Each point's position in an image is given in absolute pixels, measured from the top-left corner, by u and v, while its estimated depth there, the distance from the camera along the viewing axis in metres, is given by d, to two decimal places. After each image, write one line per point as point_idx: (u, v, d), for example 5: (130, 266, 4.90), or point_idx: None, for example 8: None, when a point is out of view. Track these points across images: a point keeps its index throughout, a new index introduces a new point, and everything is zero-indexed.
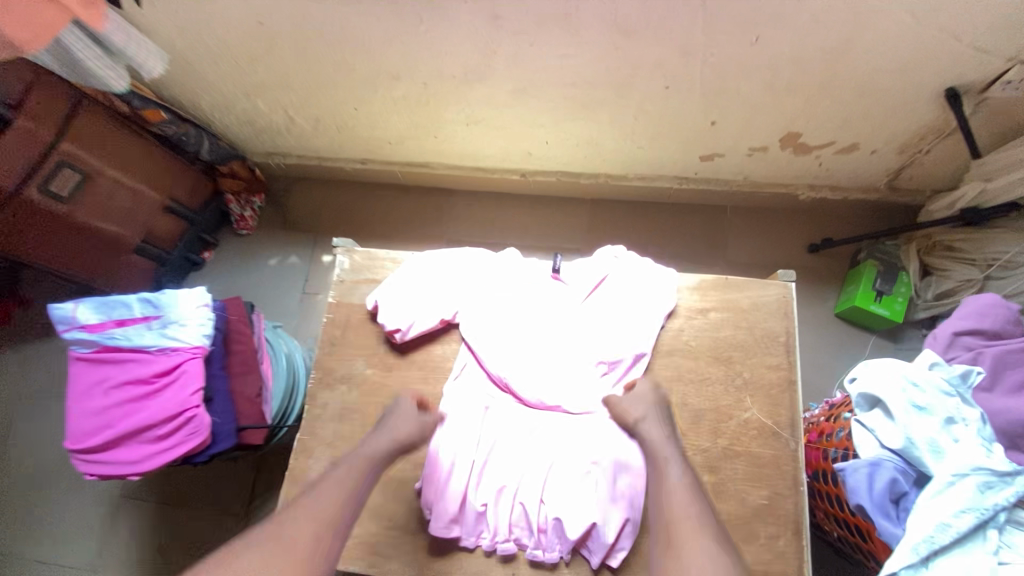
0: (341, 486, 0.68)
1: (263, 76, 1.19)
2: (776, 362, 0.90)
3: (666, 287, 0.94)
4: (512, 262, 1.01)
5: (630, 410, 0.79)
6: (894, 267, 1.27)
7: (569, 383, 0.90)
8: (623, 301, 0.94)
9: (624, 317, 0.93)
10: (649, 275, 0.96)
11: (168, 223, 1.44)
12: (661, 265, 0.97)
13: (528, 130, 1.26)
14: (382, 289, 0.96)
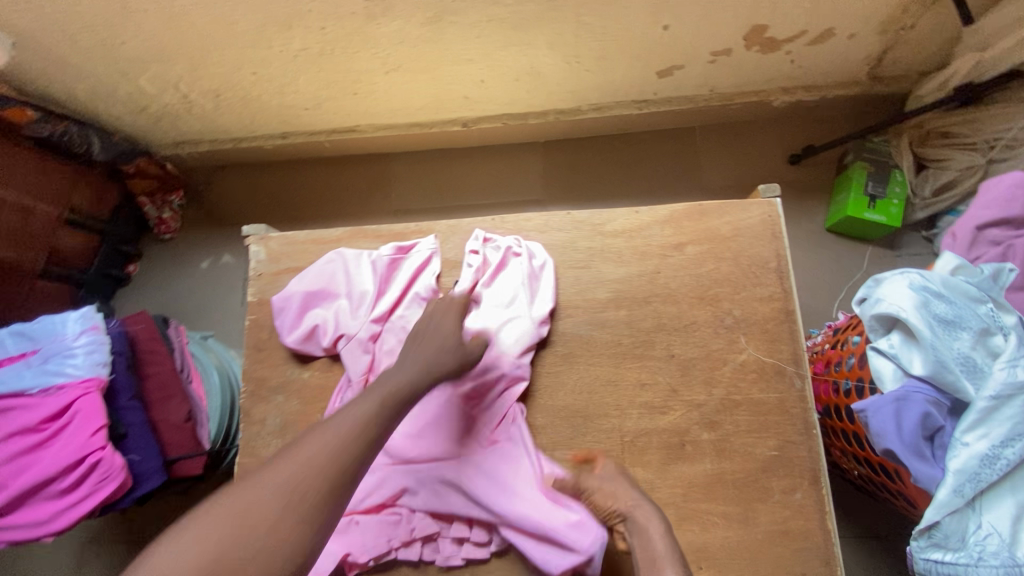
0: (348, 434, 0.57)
1: (134, 48, 1.01)
2: (769, 292, 0.78)
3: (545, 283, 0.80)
4: (368, 269, 0.82)
5: (613, 489, 0.67)
6: (885, 166, 1.14)
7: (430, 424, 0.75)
8: (499, 305, 0.80)
9: (502, 327, 0.78)
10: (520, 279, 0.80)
11: (75, 239, 1.26)
12: (537, 249, 0.82)
13: (457, 69, 1.09)
14: (283, 297, 0.81)
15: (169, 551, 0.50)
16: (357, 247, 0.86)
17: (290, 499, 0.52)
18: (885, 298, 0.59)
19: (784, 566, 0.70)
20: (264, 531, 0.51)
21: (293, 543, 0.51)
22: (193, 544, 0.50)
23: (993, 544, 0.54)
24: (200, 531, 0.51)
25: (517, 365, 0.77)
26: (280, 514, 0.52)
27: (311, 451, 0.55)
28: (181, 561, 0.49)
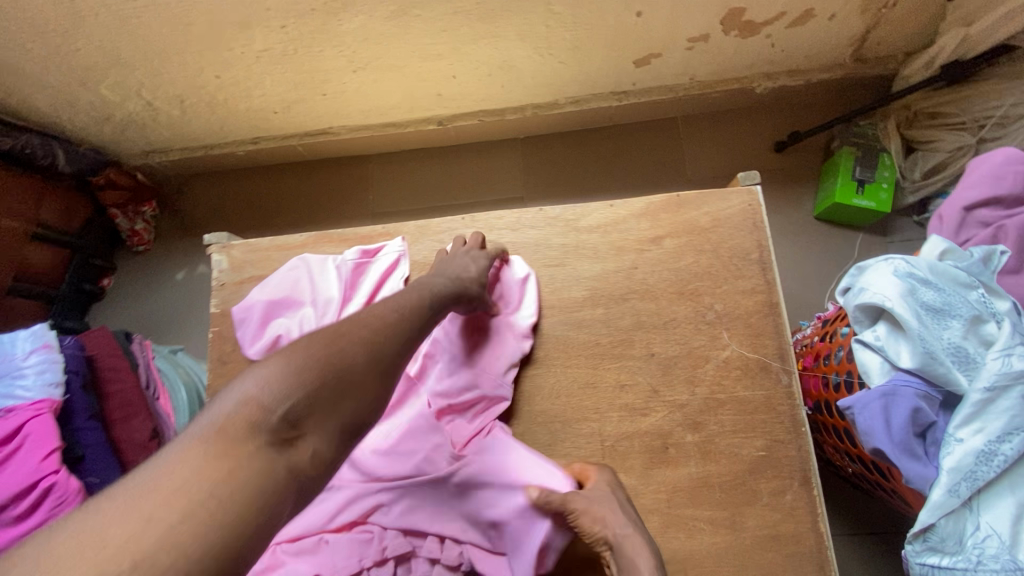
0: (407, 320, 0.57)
1: (89, 54, 0.97)
2: (752, 285, 0.74)
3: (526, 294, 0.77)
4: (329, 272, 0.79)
5: (603, 514, 0.62)
6: (873, 149, 1.10)
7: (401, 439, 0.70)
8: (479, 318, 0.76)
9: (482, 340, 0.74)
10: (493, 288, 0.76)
11: (44, 253, 1.22)
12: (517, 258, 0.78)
13: (427, 65, 1.06)
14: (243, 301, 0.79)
15: (256, 379, 0.47)
16: (323, 252, 0.83)
17: (371, 349, 0.52)
18: (869, 287, 0.56)
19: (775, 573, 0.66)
20: (352, 370, 0.49)
21: (378, 384, 0.51)
22: (290, 372, 0.47)
23: (992, 547, 0.50)
24: (286, 362, 0.48)
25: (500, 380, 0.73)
26: (366, 357, 0.51)
27: (373, 316, 0.56)
28: (274, 388, 0.46)
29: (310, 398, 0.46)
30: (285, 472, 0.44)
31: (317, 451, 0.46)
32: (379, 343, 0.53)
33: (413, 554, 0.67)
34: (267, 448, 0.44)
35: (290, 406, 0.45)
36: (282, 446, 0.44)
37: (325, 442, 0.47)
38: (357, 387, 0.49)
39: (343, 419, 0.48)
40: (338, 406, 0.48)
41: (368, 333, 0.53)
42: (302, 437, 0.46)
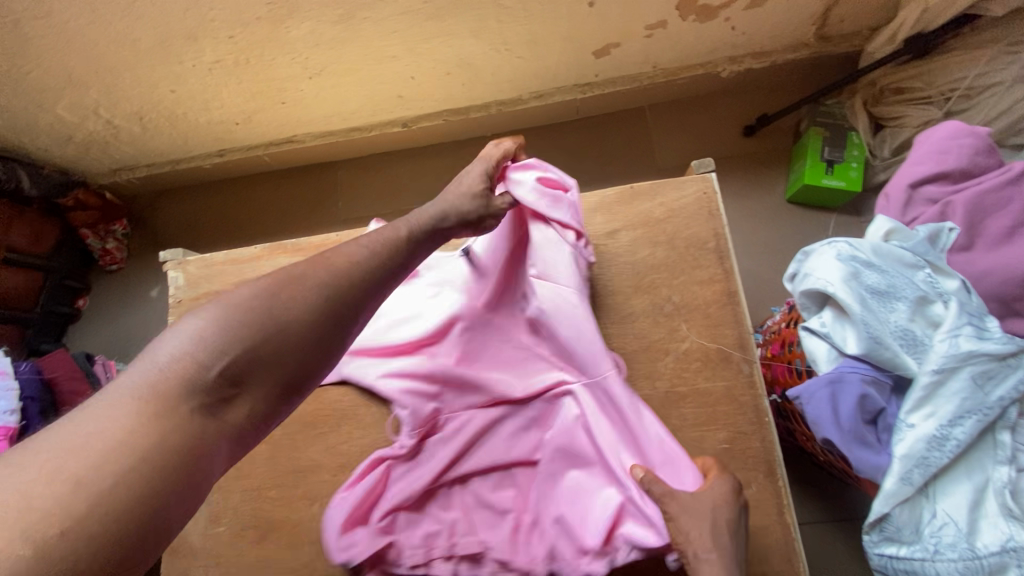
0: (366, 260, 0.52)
1: (41, 76, 0.96)
2: (709, 275, 0.73)
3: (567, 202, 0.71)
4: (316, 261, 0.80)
5: (692, 530, 0.55)
6: (840, 129, 1.08)
7: (495, 396, 0.70)
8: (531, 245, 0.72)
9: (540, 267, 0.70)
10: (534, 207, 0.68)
11: (18, 278, 1.21)
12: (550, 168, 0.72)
13: (382, 67, 1.04)
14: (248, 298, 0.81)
15: (188, 334, 0.44)
16: (278, 263, 0.82)
17: (326, 297, 0.48)
18: (812, 272, 0.55)
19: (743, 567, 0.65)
20: (297, 319, 0.46)
21: (326, 341, 0.48)
22: (229, 327, 0.44)
23: (949, 536, 0.49)
24: (226, 315, 0.45)
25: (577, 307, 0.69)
26: (316, 309, 0.47)
27: (341, 258, 0.51)
28: (207, 343, 0.44)
29: (248, 358, 0.44)
30: (216, 433, 0.43)
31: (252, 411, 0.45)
32: (337, 291, 0.49)
33: (483, 554, 0.65)
34: (198, 407, 0.42)
35: (227, 363, 0.43)
36: (219, 404, 0.43)
37: (264, 400, 0.45)
38: (301, 345, 0.46)
39: (288, 372, 0.46)
40: (278, 365, 0.45)
41: (325, 280, 0.49)
42: (238, 396, 0.44)
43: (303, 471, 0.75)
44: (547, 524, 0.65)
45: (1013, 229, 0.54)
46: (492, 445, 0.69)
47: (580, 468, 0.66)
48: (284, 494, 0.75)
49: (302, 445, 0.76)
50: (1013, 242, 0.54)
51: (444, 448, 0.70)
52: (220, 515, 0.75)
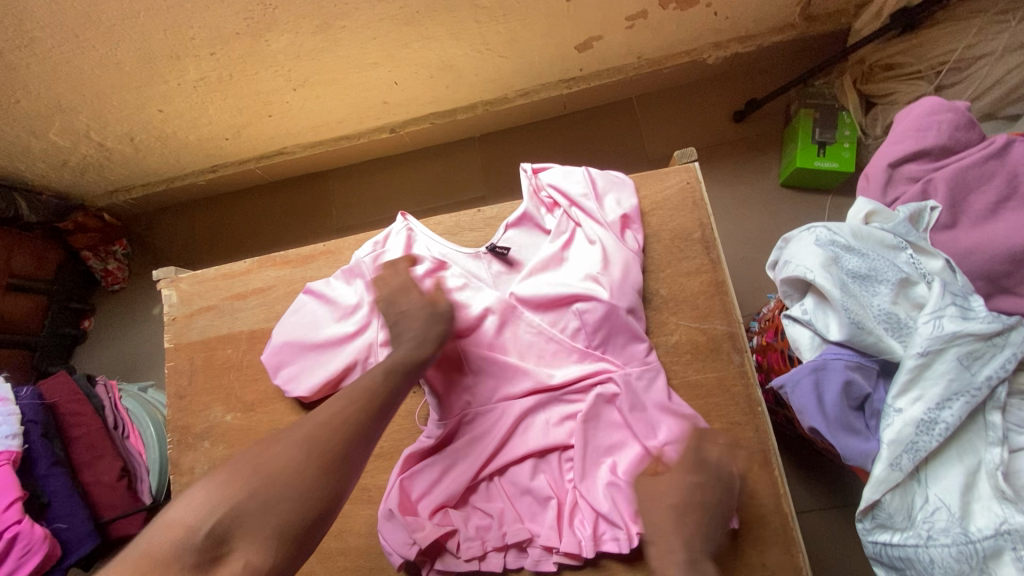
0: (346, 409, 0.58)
1: (30, 105, 0.98)
2: (696, 265, 0.72)
3: (616, 197, 0.74)
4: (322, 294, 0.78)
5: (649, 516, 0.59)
6: (831, 109, 1.06)
7: (528, 385, 0.73)
8: (579, 238, 0.75)
9: (588, 258, 0.73)
10: (574, 188, 0.76)
11: (22, 303, 1.23)
12: (598, 170, 0.77)
13: (365, 74, 1.04)
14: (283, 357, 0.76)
15: (190, 503, 0.51)
16: (267, 276, 0.82)
17: (313, 453, 0.55)
18: (792, 259, 0.53)
19: (742, 559, 0.65)
20: (284, 476, 0.53)
21: (316, 494, 0.53)
22: (226, 488, 0.52)
23: (941, 521, 0.48)
24: (225, 481, 0.53)
25: (623, 293, 0.70)
26: (301, 462, 0.54)
27: (326, 415, 0.57)
28: (205, 508, 0.51)
29: (238, 519, 0.51)
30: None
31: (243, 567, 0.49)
32: (320, 443, 0.55)
33: (530, 542, 0.68)
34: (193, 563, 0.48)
35: (216, 521, 0.50)
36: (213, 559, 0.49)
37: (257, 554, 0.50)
38: (288, 500, 0.52)
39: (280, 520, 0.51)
40: (264, 522, 0.51)
41: (309, 439, 0.55)
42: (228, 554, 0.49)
43: None
44: (583, 508, 0.68)
45: (997, 204, 0.54)
46: (526, 434, 0.72)
47: (620, 446, 0.69)
48: None
49: None
50: (997, 217, 0.53)
51: (481, 442, 0.72)
52: None
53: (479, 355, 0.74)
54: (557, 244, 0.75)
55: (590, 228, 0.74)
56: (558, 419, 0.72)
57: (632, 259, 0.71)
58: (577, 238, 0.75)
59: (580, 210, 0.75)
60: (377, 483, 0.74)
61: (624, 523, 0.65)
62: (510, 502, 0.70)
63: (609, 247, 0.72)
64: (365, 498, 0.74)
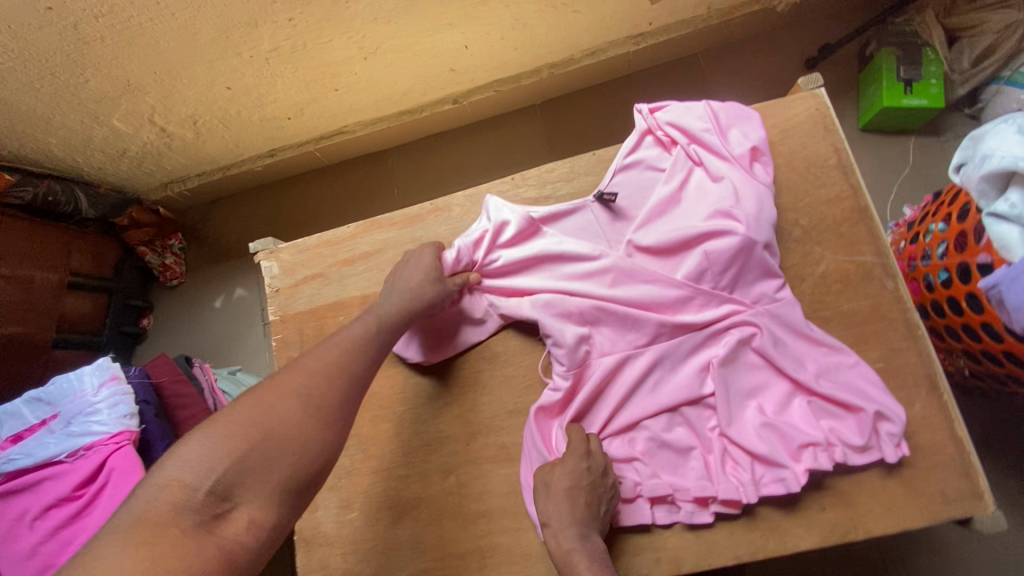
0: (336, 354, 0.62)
1: (99, 85, 0.95)
2: (836, 192, 0.69)
3: (741, 132, 0.71)
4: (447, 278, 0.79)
5: (548, 504, 0.63)
6: (913, 46, 1.03)
7: (655, 334, 0.68)
8: (698, 177, 0.71)
9: (712, 197, 0.69)
10: (695, 124, 0.71)
11: (81, 301, 1.20)
12: (718, 104, 0.73)
13: (438, 37, 1.01)
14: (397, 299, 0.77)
15: (190, 461, 0.53)
16: (374, 239, 0.79)
17: (304, 403, 0.59)
18: (994, 152, 0.54)
19: (922, 488, 0.62)
20: (282, 428, 0.57)
21: (310, 447, 0.58)
22: (225, 444, 0.55)
23: None
24: (219, 439, 0.55)
25: (757, 228, 0.66)
26: (303, 416, 0.58)
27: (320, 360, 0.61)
28: (198, 468, 0.53)
29: (242, 475, 0.54)
30: (216, 543, 0.50)
31: (245, 524, 0.53)
32: (316, 394, 0.59)
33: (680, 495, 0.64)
34: (197, 521, 0.51)
35: (216, 480, 0.53)
36: (217, 516, 0.52)
37: (258, 510, 0.54)
38: (286, 455, 0.56)
39: (282, 473, 0.56)
40: (266, 477, 0.55)
41: (306, 391, 0.59)
42: (231, 510, 0.53)
43: (434, 445, 0.72)
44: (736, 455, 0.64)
45: None
46: (657, 385, 0.68)
47: (763, 388, 0.66)
48: (416, 473, 0.72)
49: (427, 420, 0.73)
50: None
51: (611, 395, 0.69)
52: (353, 501, 0.72)
53: (594, 306, 0.69)
54: (674, 183, 0.71)
55: (715, 164, 0.70)
56: (691, 365, 0.68)
57: (764, 193, 0.68)
58: (696, 177, 0.71)
59: (701, 147, 0.71)
60: (515, 442, 0.71)
61: (787, 462, 0.61)
62: (650, 457, 0.66)
63: (737, 182, 0.68)
64: (505, 457, 0.70)
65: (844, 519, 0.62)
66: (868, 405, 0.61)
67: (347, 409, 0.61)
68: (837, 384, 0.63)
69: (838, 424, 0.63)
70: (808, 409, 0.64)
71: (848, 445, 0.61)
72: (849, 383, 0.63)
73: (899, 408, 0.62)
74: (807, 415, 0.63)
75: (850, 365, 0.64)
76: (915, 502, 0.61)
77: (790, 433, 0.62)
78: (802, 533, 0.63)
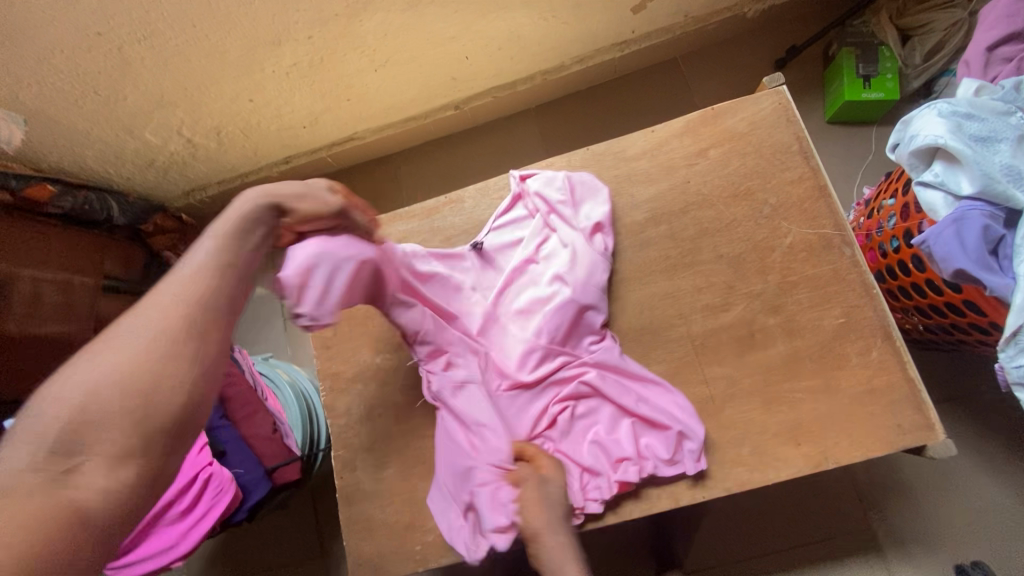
0: (188, 281, 0.53)
1: (135, 101, 1.04)
2: (798, 174, 0.80)
3: (587, 202, 0.84)
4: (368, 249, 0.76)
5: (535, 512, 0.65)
6: (871, 45, 1.15)
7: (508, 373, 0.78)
8: (545, 242, 0.84)
9: (555, 259, 0.82)
10: (553, 196, 0.84)
11: (114, 303, 1.28)
12: (574, 177, 0.85)
13: (441, 49, 1.11)
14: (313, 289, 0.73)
15: (24, 427, 0.45)
16: (395, 230, 0.90)
17: (154, 338, 0.50)
18: (919, 133, 0.68)
19: (879, 423, 0.72)
20: (131, 371, 0.48)
21: (172, 382, 0.49)
22: (62, 400, 0.46)
23: None
24: (54, 396, 0.46)
25: (586, 286, 0.78)
26: (160, 350, 0.49)
27: (173, 291, 0.53)
28: (35, 432, 0.45)
29: (86, 424, 0.46)
30: (67, 505, 0.43)
31: (106, 476, 0.45)
32: (168, 326, 0.50)
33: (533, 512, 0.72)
34: (40, 483, 0.43)
35: (54, 439, 0.45)
36: (65, 476, 0.44)
37: (121, 461, 0.46)
38: (144, 396, 0.47)
39: (140, 415, 0.47)
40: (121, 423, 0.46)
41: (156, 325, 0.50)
42: (82, 464, 0.45)
43: None
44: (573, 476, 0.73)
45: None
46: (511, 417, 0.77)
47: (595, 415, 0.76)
48: None
49: None
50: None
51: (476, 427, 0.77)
52: (387, 459, 0.81)
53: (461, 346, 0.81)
54: (531, 246, 0.83)
55: (565, 233, 0.82)
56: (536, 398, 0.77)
57: (598, 260, 0.80)
58: (551, 242, 0.84)
59: (556, 216, 0.84)
60: None
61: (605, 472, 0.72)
62: None
63: (578, 248, 0.81)
64: None
65: (816, 452, 0.72)
66: (673, 424, 0.72)
67: (208, 336, 0.52)
68: (644, 409, 0.74)
69: (651, 442, 0.73)
70: (628, 431, 0.74)
71: (657, 458, 0.71)
72: (663, 408, 0.74)
73: (699, 427, 0.72)
74: (628, 435, 0.73)
75: (666, 392, 0.75)
76: (877, 435, 0.71)
77: (610, 452, 0.73)
78: (781, 466, 0.72)
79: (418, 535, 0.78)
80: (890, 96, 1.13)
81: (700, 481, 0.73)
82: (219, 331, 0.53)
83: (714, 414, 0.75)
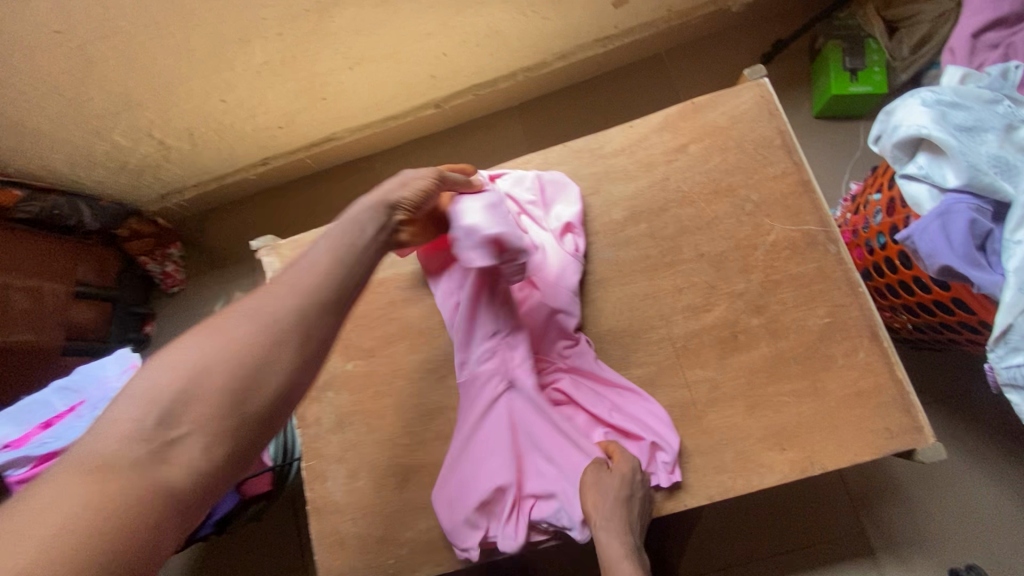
0: (311, 272, 0.59)
1: (102, 102, 1.01)
2: (781, 169, 0.78)
3: (557, 201, 0.81)
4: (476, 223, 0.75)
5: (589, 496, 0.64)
6: (858, 38, 1.13)
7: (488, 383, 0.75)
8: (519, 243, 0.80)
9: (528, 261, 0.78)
10: (522, 197, 0.80)
11: (87, 310, 1.26)
12: (545, 175, 0.81)
13: (417, 46, 1.08)
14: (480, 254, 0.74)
15: (130, 400, 0.50)
16: None
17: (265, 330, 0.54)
18: (902, 125, 0.66)
19: (866, 426, 0.69)
20: (238, 356, 0.52)
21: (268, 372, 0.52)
22: (173, 376, 0.50)
23: None
24: (164, 371, 0.51)
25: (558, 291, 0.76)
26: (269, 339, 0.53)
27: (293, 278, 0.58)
28: (143, 410, 0.49)
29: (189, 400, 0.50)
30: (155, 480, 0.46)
31: (198, 452, 0.49)
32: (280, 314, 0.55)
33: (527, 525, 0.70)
34: (143, 454, 0.47)
35: (158, 413, 0.49)
36: (163, 450, 0.48)
37: (209, 443, 0.49)
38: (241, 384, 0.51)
39: (241, 397, 0.51)
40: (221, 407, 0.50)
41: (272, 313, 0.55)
42: (181, 436, 0.49)
43: (431, 416, 0.79)
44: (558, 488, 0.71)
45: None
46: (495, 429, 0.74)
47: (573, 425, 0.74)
48: (417, 443, 0.78)
49: (423, 393, 0.80)
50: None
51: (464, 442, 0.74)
52: (359, 470, 0.78)
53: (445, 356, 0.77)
54: None
55: (535, 234, 0.79)
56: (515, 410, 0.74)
57: (569, 262, 0.77)
58: None
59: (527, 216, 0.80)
60: None
61: None
62: None
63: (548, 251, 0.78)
64: None
65: (802, 457, 0.69)
66: (645, 435, 0.70)
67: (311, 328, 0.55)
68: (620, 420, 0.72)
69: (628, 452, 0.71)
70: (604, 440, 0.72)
71: None
72: (638, 417, 0.72)
73: (674, 438, 0.70)
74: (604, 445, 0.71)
75: (641, 400, 0.73)
76: (864, 439, 0.69)
77: None
78: (766, 472, 0.69)
79: (390, 548, 0.75)
80: (877, 89, 1.11)
81: (682, 489, 0.70)
82: (303, 326, 0.55)
83: (696, 419, 0.72)
